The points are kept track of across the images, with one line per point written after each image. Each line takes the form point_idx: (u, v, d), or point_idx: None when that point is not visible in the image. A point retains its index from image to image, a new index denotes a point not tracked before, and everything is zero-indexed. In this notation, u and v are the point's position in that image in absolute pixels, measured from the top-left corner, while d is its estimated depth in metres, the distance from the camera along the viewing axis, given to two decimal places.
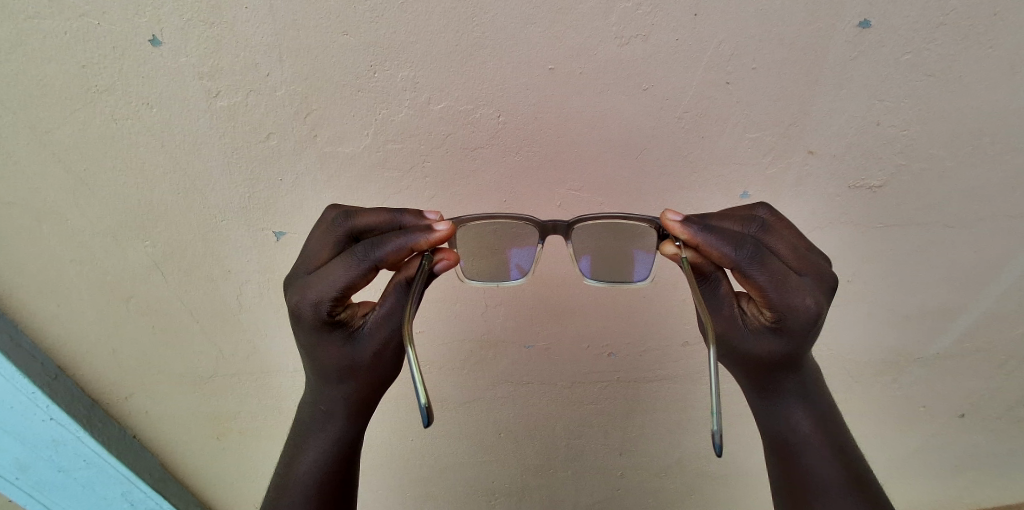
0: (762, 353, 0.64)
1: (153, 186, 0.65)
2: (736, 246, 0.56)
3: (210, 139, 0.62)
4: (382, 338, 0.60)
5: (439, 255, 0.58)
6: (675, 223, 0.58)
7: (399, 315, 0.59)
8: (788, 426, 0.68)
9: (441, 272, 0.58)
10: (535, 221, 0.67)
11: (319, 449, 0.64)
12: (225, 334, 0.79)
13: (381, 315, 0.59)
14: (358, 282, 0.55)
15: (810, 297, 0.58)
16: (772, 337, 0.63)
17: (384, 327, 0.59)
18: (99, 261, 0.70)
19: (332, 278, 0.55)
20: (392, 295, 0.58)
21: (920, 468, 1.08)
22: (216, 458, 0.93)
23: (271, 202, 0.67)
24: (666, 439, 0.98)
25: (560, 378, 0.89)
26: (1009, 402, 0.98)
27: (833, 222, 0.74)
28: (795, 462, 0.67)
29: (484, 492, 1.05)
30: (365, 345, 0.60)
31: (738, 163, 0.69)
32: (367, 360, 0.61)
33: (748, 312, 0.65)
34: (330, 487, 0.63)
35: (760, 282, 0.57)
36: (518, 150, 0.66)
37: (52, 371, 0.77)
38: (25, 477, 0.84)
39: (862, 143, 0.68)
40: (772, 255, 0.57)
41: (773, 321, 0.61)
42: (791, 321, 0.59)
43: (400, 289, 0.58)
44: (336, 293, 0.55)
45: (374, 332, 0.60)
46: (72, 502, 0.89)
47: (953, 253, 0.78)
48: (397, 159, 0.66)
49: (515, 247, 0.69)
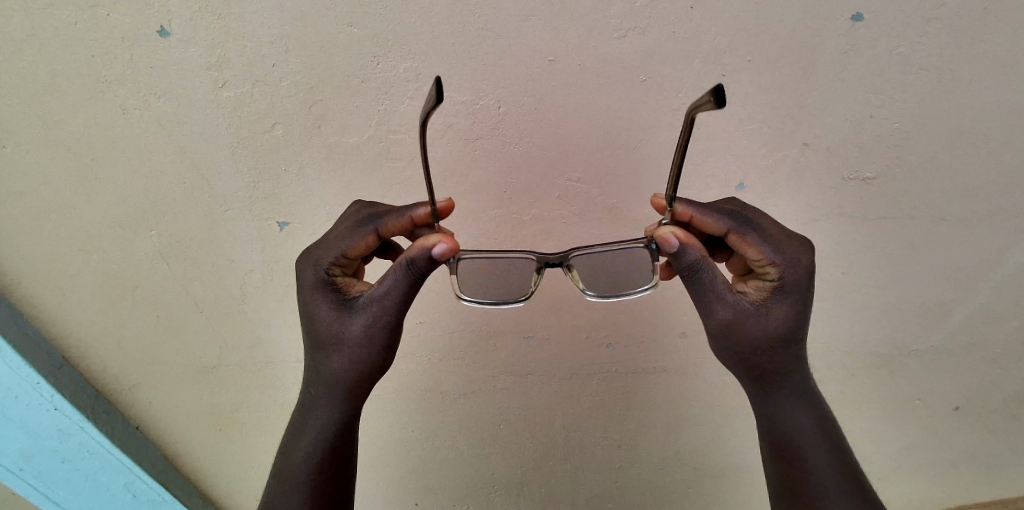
0: (768, 336, 0.64)
1: (159, 176, 0.66)
2: (720, 214, 0.63)
3: (216, 130, 0.63)
4: (372, 314, 0.60)
5: (438, 237, 0.57)
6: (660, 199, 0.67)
7: (395, 295, 0.59)
8: (789, 424, 0.67)
9: (437, 255, 0.56)
10: (536, 255, 0.72)
11: (315, 443, 0.64)
12: (227, 325, 0.80)
13: (376, 292, 0.60)
14: (363, 237, 0.62)
15: (802, 247, 0.63)
16: (781, 301, 0.63)
17: (379, 302, 0.60)
18: (105, 249, 0.72)
19: (342, 234, 0.62)
20: (391, 275, 0.59)
21: (916, 462, 1.08)
22: (218, 448, 0.94)
23: (274, 192, 0.69)
24: (663, 431, 0.99)
25: (560, 370, 0.91)
26: (1004, 396, 0.99)
27: (830, 217, 0.75)
28: (801, 454, 0.66)
29: (483, 484, 1.05)
30: (357, 316, 0.61)
31: (737, 156, 0.69)
32: (357, 334, 0.61)
33: (752, 293, 0.65)
34: (322, 482, 0.63)
35: (753, 239, 0.63)
36: (518, 142, 0.67)
37: (57, 361, 0.78)
38: (28, 468, 0.83)
39: (858, 136, 0.68)
40: (750, 210, 0.65)
41: (777, 281, 0.63)
42: (792, 274, 0.62)
43: (398, 266, 0.58)
44: (341, 248, 0.62)
45: (366, 306, 0.60)
46: (73, 496, 0.88)
47: (947, 246, 0.79)
48: (399, 151, 0.66)
49: (511, 280, 0.70)
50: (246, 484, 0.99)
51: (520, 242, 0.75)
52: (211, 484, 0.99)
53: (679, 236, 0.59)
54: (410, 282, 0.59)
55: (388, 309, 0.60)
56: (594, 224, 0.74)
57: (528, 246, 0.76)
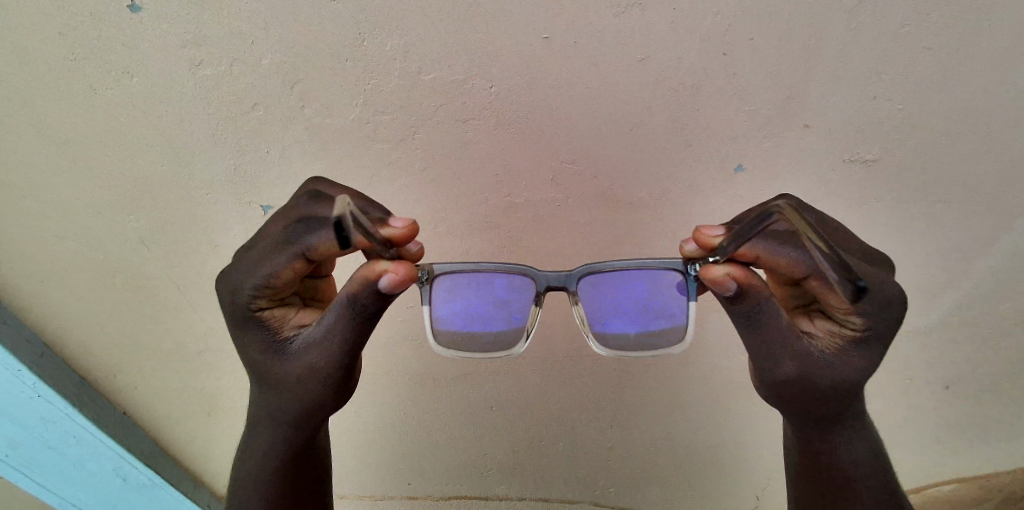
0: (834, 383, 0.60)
1: (135, 158, 0.64)
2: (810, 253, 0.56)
3: (196, 111, 0.61)
4: (311, 357, 0.58)
5: (385, 267, 0.53)
6: (705, 230, 0.62)
7: (338, 336, 0.57)
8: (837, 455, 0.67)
9: (384, 288, 0.53)
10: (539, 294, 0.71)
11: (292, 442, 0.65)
12: (214, 311, 0.78)
13: (316, 333, 0.58)
14: (289, 263, 0.55)
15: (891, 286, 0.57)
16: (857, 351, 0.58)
17: (319, 347, 0.58)
18: (83, 234, 0.70)
19: (263, 257, 0.56)
20: (331, 313, 0.56)
21: (907, 440, 1.09)
22: (211, 432, 0.93)
23: (257, 175, 0.66)
24: (656, 410, 0.99)
25: (553, 352, 0.90)
26: (998, 377, 0.99)
27: (828, 199, 0.74)
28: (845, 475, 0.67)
29: (477, 463, 1.06)
30: (296, 358, 0.59)
31: (736, 137, 0.68)
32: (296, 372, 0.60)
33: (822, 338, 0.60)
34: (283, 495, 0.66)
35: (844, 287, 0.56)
36: (510, 123, 0.65)
37: (38, 349, 0.77)
38: (15, 456, 0.81)
39: (859, 117, 0.67)
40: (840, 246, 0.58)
41: (859, 332, 0.57)
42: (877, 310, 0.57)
43: (343, 302, 0.55)
44: (264, 273, 0.56)
45: (303, 349, 0.58)
46: (63, 483, 0.86)
47: (944, 227, 0.78)
48: (386, 132, 0.64)
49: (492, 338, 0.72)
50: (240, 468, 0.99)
51: (513, 225, 0.74)
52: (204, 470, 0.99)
53: (736, 276, 0.56)
54: (355, 323, 0.56)
55: (331, 354, 0.58)
56: (588, 206, 0.73)
57: (521, 230, 0.74)
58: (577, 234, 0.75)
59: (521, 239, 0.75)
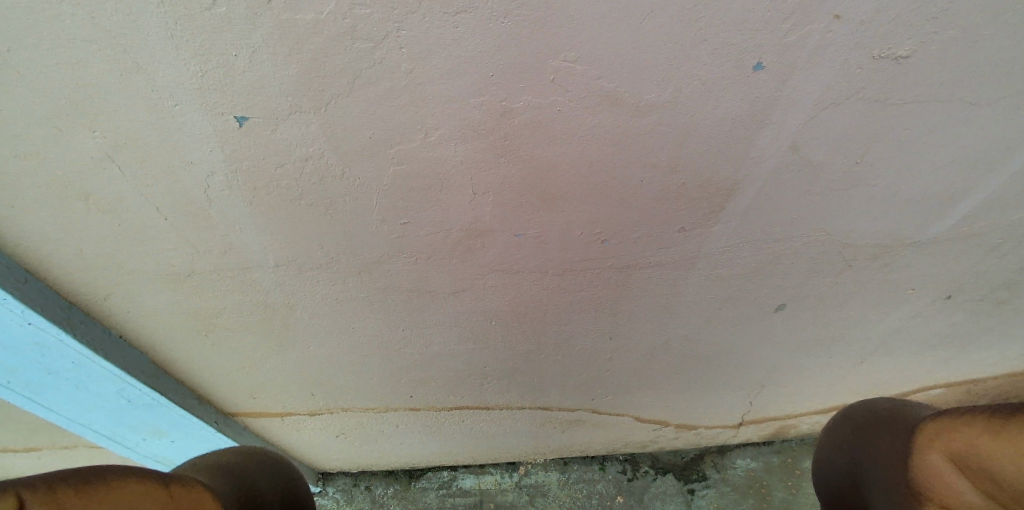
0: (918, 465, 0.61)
1: (88, 65, 0.58)
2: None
3: (145, 10, 0.53)
4: None
5: None
6: None
7: None
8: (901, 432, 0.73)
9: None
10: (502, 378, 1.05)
11: None
12: (194, 231, 0.77)
13: None
14: None
15: None
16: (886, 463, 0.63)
17: None
18: (44, 154, 0.66)
19: None
20: None
21: (894, 342, 1.17)
22: (210, 351, 1.02)
23: (227, 82, 0.60)
24: (654, 317, 1.03)
25: (551, 266, 0.89)
26: (995, 281, 1.02)
27: (850, 101, 0.68)
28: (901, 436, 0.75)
29: (480, 373, 1.14)
30: None
31: (753, 29, 0.60)
32: None
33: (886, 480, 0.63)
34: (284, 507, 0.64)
35: None
36: (506, 16, 0.57)
37: (20, 276, 0.79)
38: (16, 380, 0.91)
39: (894, 6, 0.58)
40: None
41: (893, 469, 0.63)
42: None
43: None
44: None
45: None
46: (66, 398, 0.98)
47: (971, 130, 0.73)
48: (365, 28, 0.57)
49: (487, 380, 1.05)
50: (242, 359, 1.05)
51: (509, 132, 0.68)
52: (204, 375, 1.08)
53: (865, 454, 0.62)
54: None
55: None
56: (590, 110, 0.67)
57: (518, 140, 0.69)
58: (578, 142, 0.71)
59: (519, 149, 0.71)
